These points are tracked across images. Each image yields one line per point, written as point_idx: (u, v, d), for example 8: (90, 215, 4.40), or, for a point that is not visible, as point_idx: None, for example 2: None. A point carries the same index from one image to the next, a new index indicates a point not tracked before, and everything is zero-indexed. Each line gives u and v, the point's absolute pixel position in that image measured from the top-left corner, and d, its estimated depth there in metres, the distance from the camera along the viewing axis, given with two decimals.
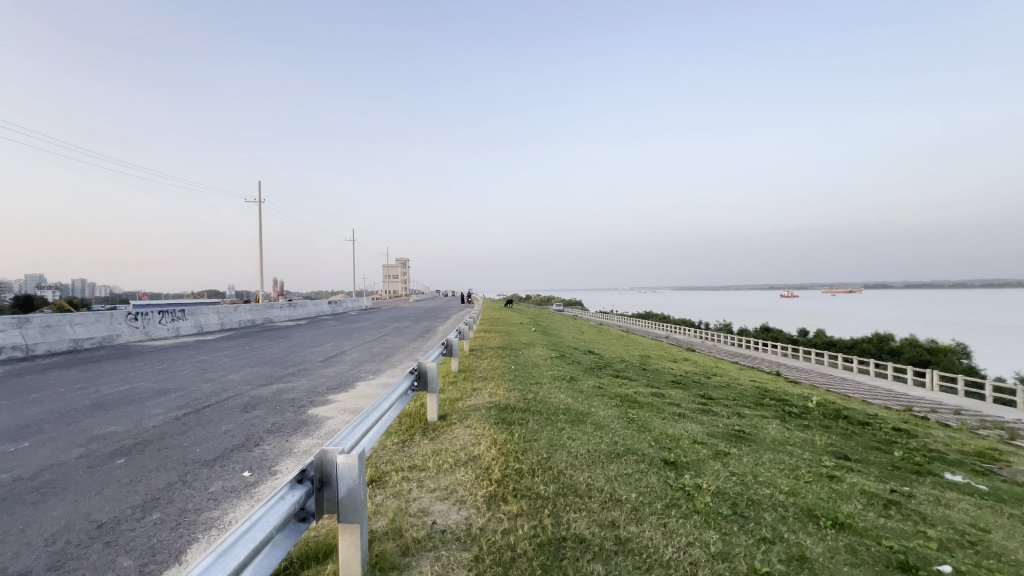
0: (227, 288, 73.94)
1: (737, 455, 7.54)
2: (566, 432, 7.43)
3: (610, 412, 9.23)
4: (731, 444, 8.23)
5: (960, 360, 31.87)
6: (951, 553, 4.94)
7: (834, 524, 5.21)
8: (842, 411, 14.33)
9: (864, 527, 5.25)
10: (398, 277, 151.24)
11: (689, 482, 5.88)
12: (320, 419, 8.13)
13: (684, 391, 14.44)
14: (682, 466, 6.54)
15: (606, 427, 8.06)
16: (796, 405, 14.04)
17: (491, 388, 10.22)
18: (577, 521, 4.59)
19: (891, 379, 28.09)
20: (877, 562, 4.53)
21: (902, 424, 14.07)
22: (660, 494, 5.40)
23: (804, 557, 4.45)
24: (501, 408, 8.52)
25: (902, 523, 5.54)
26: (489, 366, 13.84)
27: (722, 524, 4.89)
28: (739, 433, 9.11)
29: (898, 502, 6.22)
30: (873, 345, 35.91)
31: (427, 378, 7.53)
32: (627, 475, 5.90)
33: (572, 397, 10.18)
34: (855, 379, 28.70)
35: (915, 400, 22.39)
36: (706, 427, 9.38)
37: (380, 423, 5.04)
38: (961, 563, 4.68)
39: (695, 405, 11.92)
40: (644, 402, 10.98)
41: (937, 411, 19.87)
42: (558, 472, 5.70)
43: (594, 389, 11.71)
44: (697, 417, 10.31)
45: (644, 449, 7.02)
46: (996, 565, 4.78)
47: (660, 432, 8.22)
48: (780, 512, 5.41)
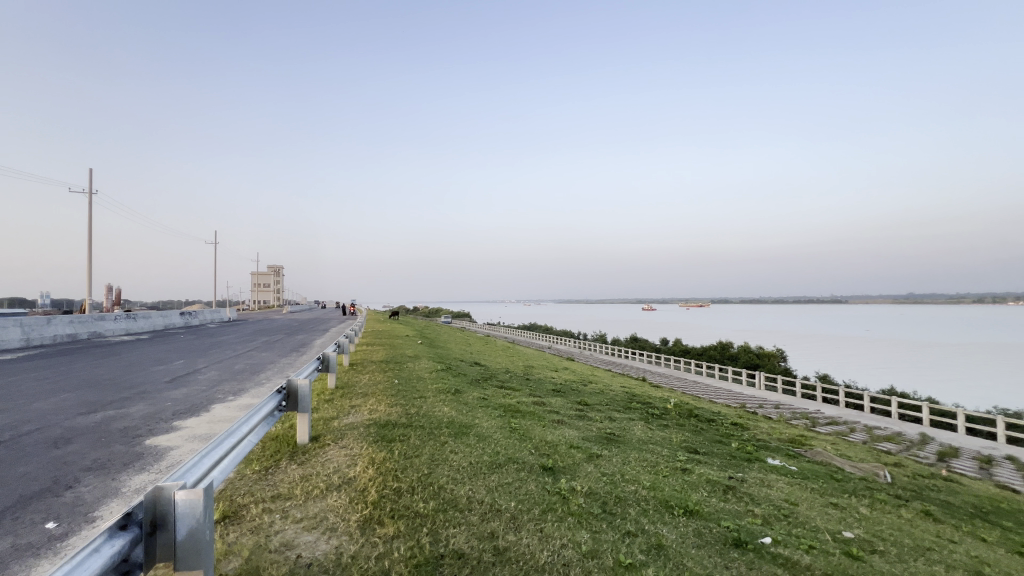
0: (41, 298, 60.30)
1: (608, 456, 8.15)
2: (448, 446, 7.34)
3: (493, 422, 9.35)
4: (603, 446, 8.86)
5: (779, 363, 38.37)
6: (771, 526, 5.88)
7: (685, 512, 5.89)
8: (694, 410, 16.35)
9: (708, 512, 6.01)
10: (268, 286, 136.99)
11: (564, 485, 6.20)
12: (162, 450, 6.94)
13: (563, 399, 15.21)
14: (559, 471, 6.87)
15: (488, 437, 8.15)
16: (657, 407, 15.66)
17: (371, 405, 9.69)
18: (457, 536, 4.54)
19: (732, 381, 32.77)
20: (717, 542, 5.22)
21: (738, 419, 16.47)
22: (537, 500, 5.60)
23: (661, 545, 4.94)
24: (381, 425, 8.12)
25: (736, 505, 6.46)
26: (370, 381, 13.11)
27: (592, 523, 5.23)
28: (610, 436, 9.87)
29: (735, 487, 7.26)
30: (718, 353, 41.61)
31: (297, 397, 6.89)
32: (507, 484, 6.02)
33: (456, 410, 10.07)
34: (705, 381, 32.92)
35: (749, 398, 26.40)
36: (581, 431, 10.01)
37: (238, 449, 4.45)
38: (778, 535, 5.58)
39: (572, 412, 12.63)
40: (526, 411, 11.35)
41: (764, 407, 23.61)
42: (439, 488, 5.59)
43: (479, 401, 11.75)
44: (573, 422, 10.95)
45: (524, 457, 7.24)
46: (802, 532, 5.80)
47: (539, 439, 8.57)
48: (641, 506, 5.94)
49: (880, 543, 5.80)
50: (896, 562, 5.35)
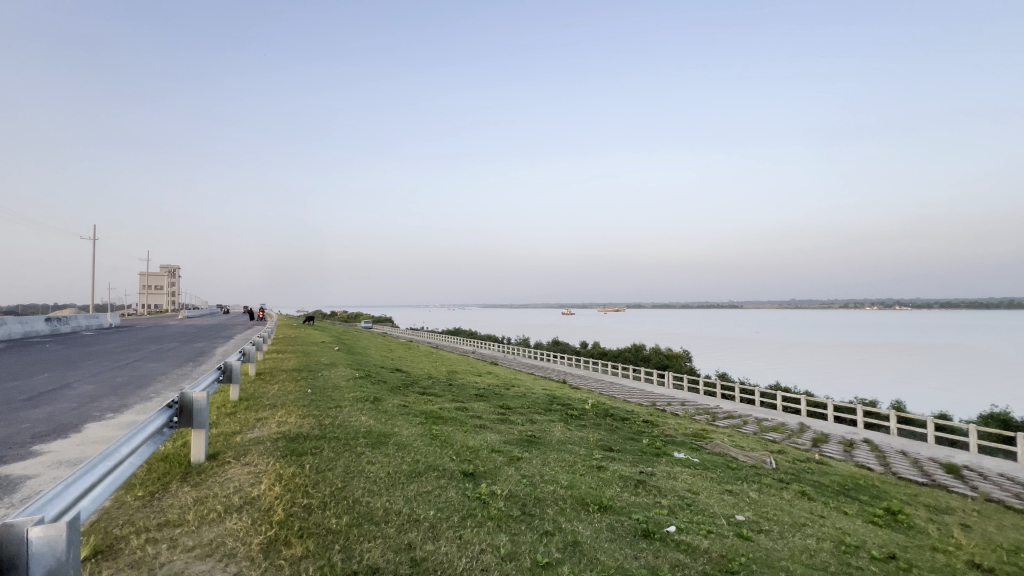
0: None
1: (529, 458, 8.32)
2: (365, 456, 7.03)
3: (414, 430, 9.13)
4: (523, 449, 9.01)
5: (685, 363, 41.59)
6: (676, 515, 6.33)
7: (600, 508, 6.16)
8: (609, 410, 17.19)
9: (620, 506, 6.34)
10: (161, 288, 122.74)
11: (485, 490, 6.21)
12: (15, 480, 5.90)
13: (486, 403, 15.27)
14: (480, 476, 6.87)
15: (408, 445, 7.94)
16: (575, 408, 16.28)
17: (280, 417, 9.02)
18: (371, 550, 4.36)
19: (644, 381, 34.92)
20: (628, 534, 5.52)
21: (649, 417, 17.59)
22: (457, 507, 5.54)
23: (576, 542, 5.13)
24: (291, 439, 7.59)
25: (645, 497, 6.88)
26: (280, 391, 12.17)
27: (511, 525, 5.28)
28: (531, 438, 10.06)
29: (644, 480, 7.73)
30: (632, 354, 44.13)
31: (192, 412, 6.24)
32: (427, 493, 5.90)
33: (375, 419, 9.69)
34: (620, 382, 34.79)
35: (659, 397, 28.27)
36: (503, 435, 10.10)
37: (115, 473, 3.94)
38: (682, 523, 6.01)
39: (494, 416, 12.71)
40: (448, 417, 11.22)
41: (672, 404, 25.41)
42: (354, 501, 5.35)
43: (398, 409, 11.40)
44: (495, 427, 11.01)
45: (445, 463, 7.15)
46: (701, 519, 6.31)
47: (461, 444, 8.51)
48: (559, 505, 6.12)
49: (765, 523, 6.49)
50: (778, 538, 6.01)
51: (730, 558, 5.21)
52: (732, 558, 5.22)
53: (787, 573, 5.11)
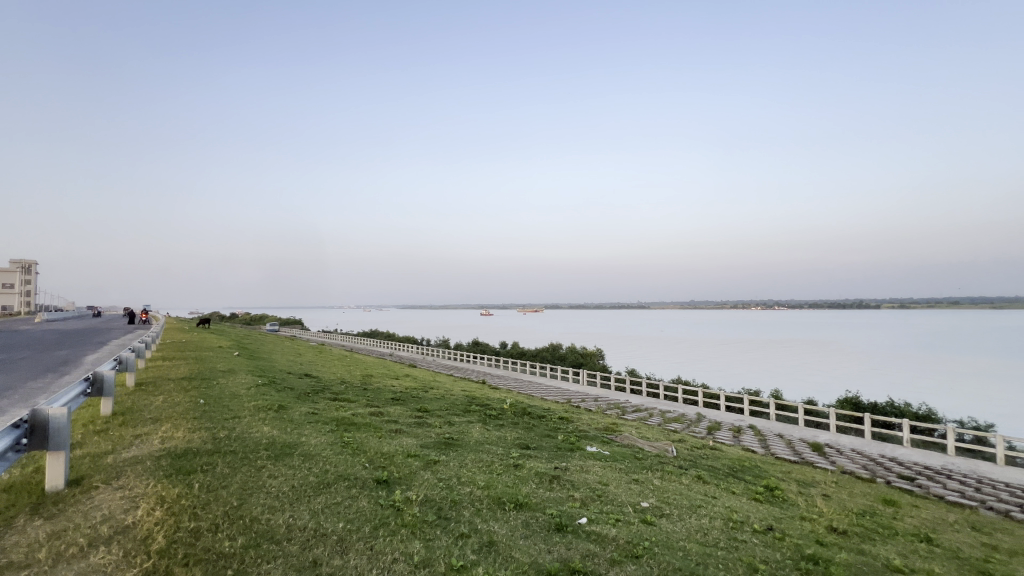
0: None
1: (445, 461, 8.21)
2: (266, 470, 6.50)
3: (323, 439, 8.60)
4: (441, 452, 8.87)
5: (599, 361, 43.72)
6: (587, 507, 6.62)
7: (515, 506, 6.25)
8: (527, 408, 17.53)
9: (535, 502, 6.49)
10: (10, 286, 103.94)
11: (399, 497, 6.01)
12: None
13: (402, 407, 14.83)
14: (394, 483, 6.65)
15: (317, 455, 7.46)
16: (494, 408, 16.37)
17: (165, 432, 8.04)
18: (270, 573, 4.04)
19: (561, 379, 36.15)
20: (542, 529, 5.66)
21: (564, 413, 18.21)
22: (369, 517, 5.32)
23: (491, 542, 5.16)
24: (178, 456, 6.80)
25: (559, 492, 7.12)
26: (166, 403, 10.86)
27: (426, 531, 5.17)
28: (448, 440, 9.95)
29: (559, 475, 7.99)
30: (549, 353, 45.47)
31: (48, 433, 5.34)
32: (336, 504, 5.58)
33: (279, 429, 8.98)
34: (538, 381, 35.70)
35: (574, 394, 29.40)
36: (419, 439, 9.87)
37: None
38: (592, 514, 6.30)
39: (411, 419, 12.40)
40: (361, 423, 10.73)
41: (586, 400, 26.57)
42: (251, 520, 4.91)
43: (307, 417, 10.68)
44: (412, 430, 10.74)
45: (357, 472, 6.82)
46: (610, 508, 6.66)
47: (375, 451, 8.18)
48: (475, 506, 6.12)
49: (666, 508, 7.02)
50: (677, 521, 6.53)
51: (635, 544, 5.55)
52: (637, 543, 5.56)
53: (685, 552, 5.56)
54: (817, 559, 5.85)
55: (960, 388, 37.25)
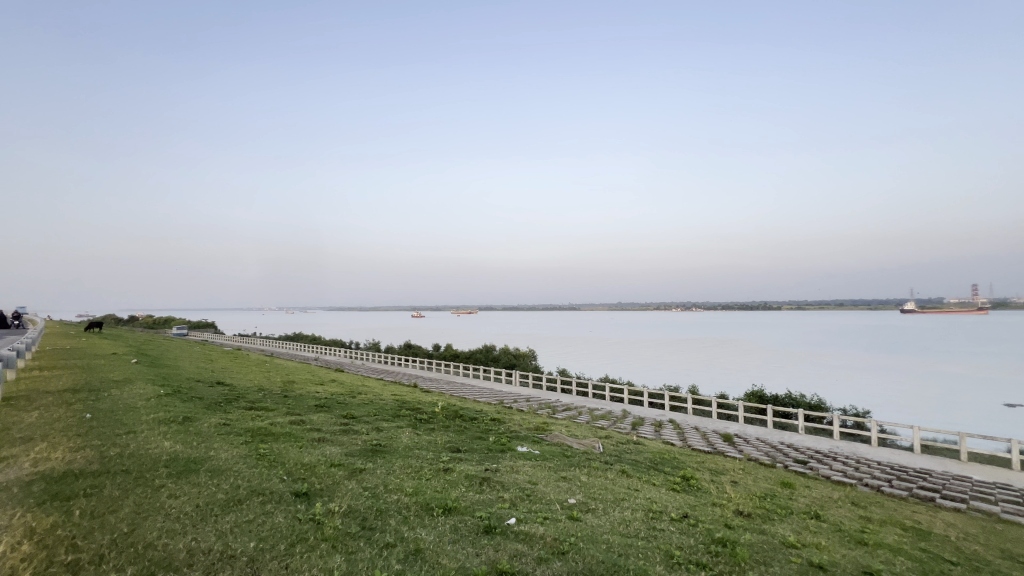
0: None
1: (372, 468, 7.90)
2: (165, 489, 5.88)
3: (235, 451, 7.94)
4: (367, 459, 8.52)
5: (531, 361, 44.37)
6: (516, 507, 6.68)
7: (444, 511, 6.16)
8: (458, 411, 17.38)
9: (464, 506, 6.43)
10: None
11: (320, 509, 5.70)
12: None
13: (327, 414, 14.10)
14: (315, 495, 6.27)
15: (227, 470, 6.85)
16: (425, 412, 16.06)
17: (40, 453, 7.01)
18: None
19: (494, 381, 36.21)
20: (470, 533, 5.62)
21: (496, 415, 18.28)
22: (286, 533, 5.00)
23: (418, 550, 5.05)
24: (55, 480, 5.96)
25: (489, 494, 7.11)
26: (42, 419, 9.47)
27: (348, 544, 4.95)
28: (376, 447, 9.59)
29: (489, 477, 7.98)
30: (483, 355, 45.40)
31: None
32: (248, 522, 5.17)
33: (183, 443, 8.16)
34: (471, 383, 35.52)
35: (507, 395, 29.56)
36: (344, 447, 9.42)
37: None
38: (520, 514, 6.37)
39: (336, 427, 11.81)
40: (280, 433, 10.05)
41: (519, 401, 26.83)
42: (145, 547, 4.42)
43: (217, 428, 9.81)
44: (336, 438, 10.24)
45: (274, 486, 6.37)
46: (538, 507, 6.76)
47: (294, 462, 7.69)
48: (402, 513, 5.95)
49: (593, 503, 7.26)
50: (602, 515, 6.77)
51: (561, 540, 5.68)
52: (563, 540, 5.69)
53: (608, 545, 5.77)
54: (725, 542, 6.33)
55: (844, 380, 42.17)
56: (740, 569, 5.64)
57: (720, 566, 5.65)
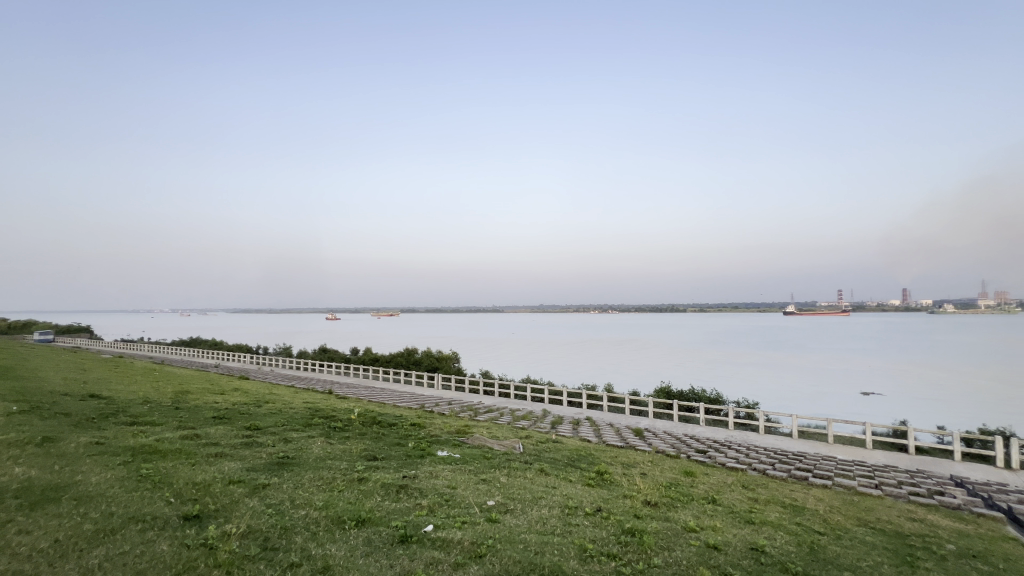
0: None
1: (278, 483, 7.32)
2: (14, 525, 4.99)
3: (111, 473, 6.97)
4: (272, 474, 7.89)
5: (454, 364, 43.83)
6: (433, 514, 6.54)
7: (356, 523, 5.88)
8: (376, 417, 16.71)
9: (379, 517, 6.18)
10: None
11: (214, 532, 5.18)
12: None
13: (227, 426, 12.86)
14: (209, 517, 5.66)
15: (98, 496, 5.97)
16: (340, 419, 15.23)
17: None
18: None
19: (416, 385, 35.28)
20: (384, 544, 5.42)
21: (416, 419, 17.83)
22: (170, 565, 4.47)
23: (327, 567, 4.78)
24: None
25: (406, 502, 6.90)
26: None
27: (245, 569, 4.54)
28: (283, 460, 8.91)
29: (406, 485, 7.74)
30: (404, 358, 44.07)
31: None
32: (123, 555, 4.56)
33: (41, 468, 6.98)
34: (391, 388, 34.27)
35: (429, 399, 28.92)
36: (246, 461, 8.64)
37: None
38: (438, 520, 6.25)
39: (237, 440, 10.81)
40: (169, 450, 8.98)
41: (441, 405, 26.35)
42: None
43: (88, 449, 8.53)
44: (237, 452, 9.37)
45: (158, 510, 5.66)
46: (457, 512, 6.68)
47: (185, 481, 6.92)
48: (311, 530, 5.59)
49: (511, 503, 7.33)
50: (520, 515, 6.85)
51: (479, 544, 5.66)
52: (480, 543, 5.68)
53: (525, 544, 5.85)
54: (633, 532, 6.70)
55: (739, 375, 46.58)
56: (646, 556, 5.99)
57: (629, 555, 5.95)
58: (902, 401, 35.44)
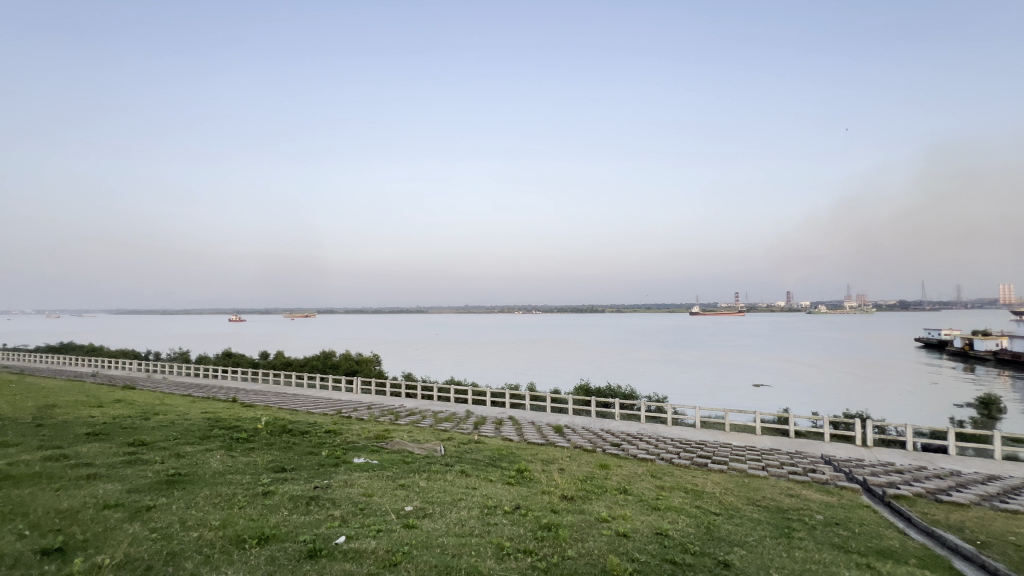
0: None
1: (166, 504, 6.55)
2: None
3: None
4: (158, 494, 7.05)
5: (374, 366, 42.17)
6: (346, 524, 6.24)
7: (258, 541, 5.44)
8: (287, 425, 15.60)
9: (285, 532, 5.77)
10: None
11: (81, 566, 4.52)
12: None
13: (105, 443, 11.30)
14: (75, 549, 4.95)
15: None
16: (244, 429, 14.04)
17: None
18: None
19: (332, 390, 33.44)
20: (289, 562, 5.07)
21: (332, 426, 16.90)
22: None
23: None
24: None
25: (316, 514, 6.52)
26: None
27: None
28: (174, 478, 8.01)
29: (317, 496, 7.29)
30: (320, 361, 41.60)
31: None
32: None
33: None
34: (304, 393, 32.18)
35: (346, 404, 27.50)
36: (127, 482, 7.64)
37: None
38: (350, 531, 5.97)
39: (117, 458, 9.54)
40: (25, 474, 7.68)
41: (359, 409, 25.21)
42: None
43: None
44: (116, 472, 8.26)
45: (5, 548, 4.81)
46: (372, 521, 6.43)
47: (45, 510, 5.97)
48: (203, 553, 5.08)
49: (429, 508, 7.20)
50: (438, 519, 6.76)
51: (394, 551, 5.49)
52: (396, 551, 5.51)
53: (442, 548, 5.78)
54: (549, 526, 6.89)
55: (651, 372, 49.69)
56: (561, 549, 6.18)
57: (544, 550, 6.10)
58: (786, 391, 39.85)
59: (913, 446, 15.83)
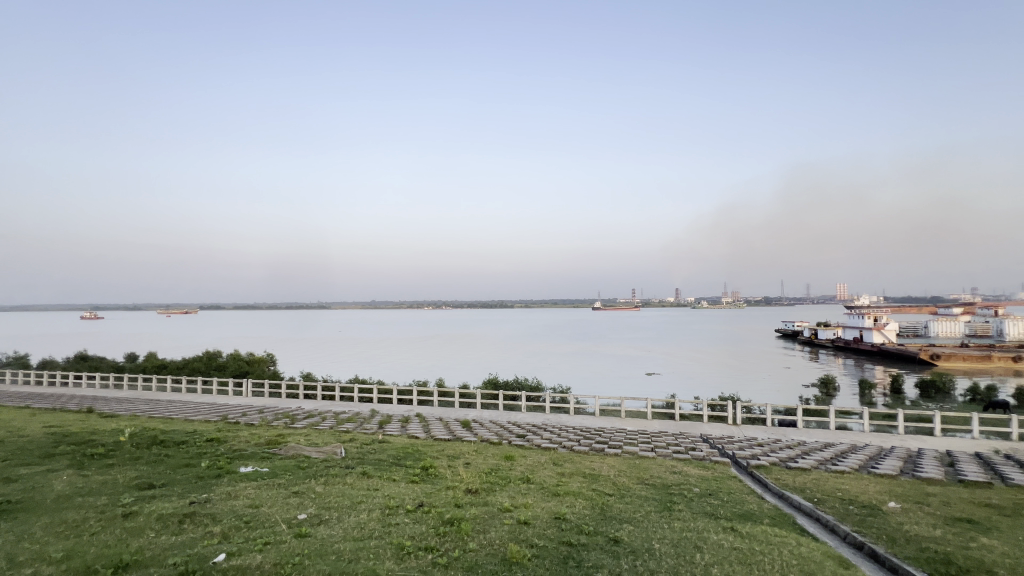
0: None
1: None
2: None
3: None
4: None
5: (268, 367, 38.79)
6: (227, 540, 5.67)
7: (115, 571, 4.74)
8: (158, 435, 13.75)
9: (150, 556, 5.09)
10: None
11: None
12: None
13: None
14: None
15: None
16: (103, 443, 12.14)
17: None
18: None
19: (217, 394, 30.12)
20: None
21: (214, 433, 15.22)
22: None
23: None
24: None
25: (191, 532, 5.83)
26: None
27: None
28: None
29: (192, 512, 6.52)
30: (201, 363, 37.20)
31: None
32: None
33: None
34: (182, 399, 28.57)
35: (233, 408, 24.92)
36: None
37: None
38: (232, 547, 5.44)
39: None
40: None
41: (248, 414, 22.98)
42: None
43: None
44: None
45: None
46: (259, 533, 5.93)
47: None
48: None
49: (325, 513, 6.80)
50: (334, 525, 6.40)
51: (283, 564, 5.11)
52: (285, 563, 5.13)
53: (338, 555, 5.49)
54: (452, 521, 6.88)
55: (557, 365, 51.57)
56: (462, 543, 6.21)
57: (445, 545, 6.08)
58: (675, 379, 43.70)
59: (772, 422, 18.28)
